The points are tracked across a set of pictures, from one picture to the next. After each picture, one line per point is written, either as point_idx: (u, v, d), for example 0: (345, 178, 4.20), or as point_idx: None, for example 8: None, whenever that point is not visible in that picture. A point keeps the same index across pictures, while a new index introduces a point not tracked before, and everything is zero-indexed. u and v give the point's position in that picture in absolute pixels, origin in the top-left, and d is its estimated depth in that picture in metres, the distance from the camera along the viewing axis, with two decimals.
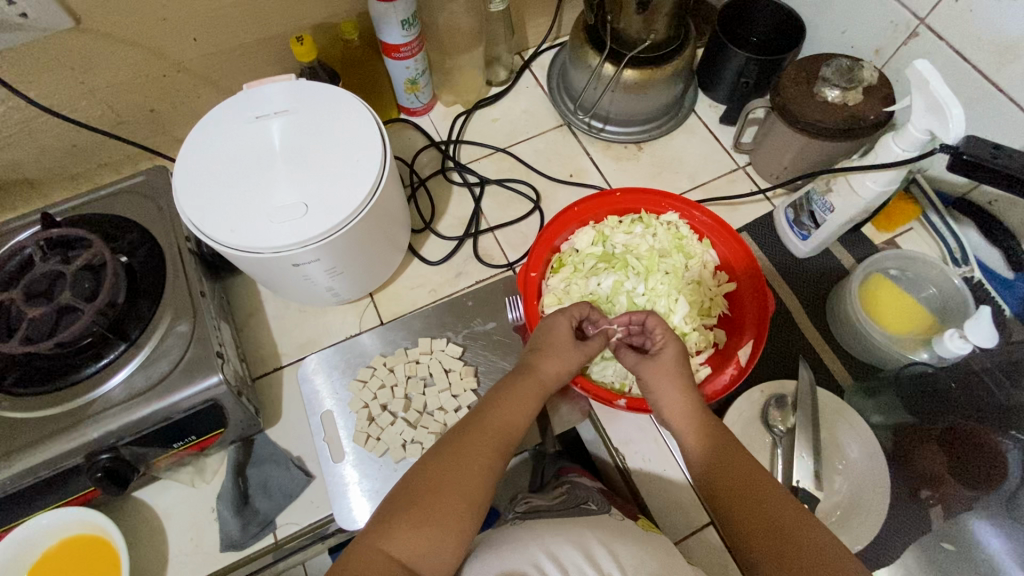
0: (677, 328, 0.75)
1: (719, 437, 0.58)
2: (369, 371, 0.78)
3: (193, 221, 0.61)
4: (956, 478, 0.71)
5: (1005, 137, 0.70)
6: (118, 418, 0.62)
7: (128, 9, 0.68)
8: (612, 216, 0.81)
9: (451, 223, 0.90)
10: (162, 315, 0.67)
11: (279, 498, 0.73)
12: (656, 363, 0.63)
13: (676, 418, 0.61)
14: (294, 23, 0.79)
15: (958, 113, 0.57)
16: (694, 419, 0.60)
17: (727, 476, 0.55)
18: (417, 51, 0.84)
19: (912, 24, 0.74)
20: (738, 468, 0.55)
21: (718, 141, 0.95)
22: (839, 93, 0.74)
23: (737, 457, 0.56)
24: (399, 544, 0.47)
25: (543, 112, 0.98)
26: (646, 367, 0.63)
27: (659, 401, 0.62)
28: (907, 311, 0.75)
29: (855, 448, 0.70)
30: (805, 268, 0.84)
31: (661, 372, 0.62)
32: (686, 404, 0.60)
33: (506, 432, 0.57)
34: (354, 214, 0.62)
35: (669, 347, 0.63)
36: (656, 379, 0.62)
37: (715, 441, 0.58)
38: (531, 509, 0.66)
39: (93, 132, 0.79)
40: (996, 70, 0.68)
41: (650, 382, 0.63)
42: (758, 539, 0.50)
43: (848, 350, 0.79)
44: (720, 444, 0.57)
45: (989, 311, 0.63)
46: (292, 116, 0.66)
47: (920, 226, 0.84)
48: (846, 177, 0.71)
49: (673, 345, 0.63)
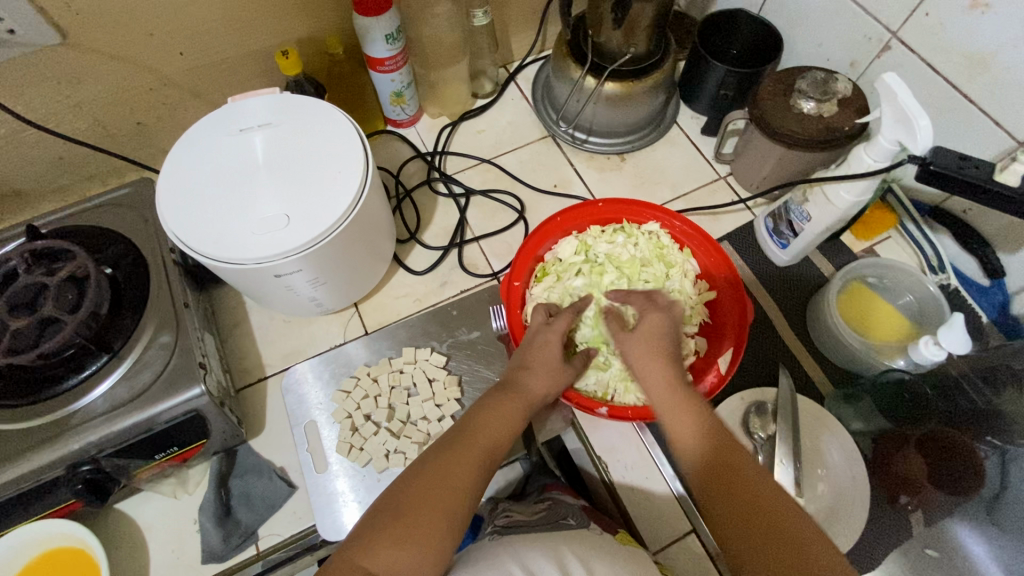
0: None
1: (710, 426, 0.57)
2: (352, 382, 0.78)
3: (176, 233, 0.61)
4: (935, 483, 0.71)
5: (978, 146, 0.72)
6: (100, 430, 0.62)
7: (113, 25, 0.69)
8: (594, 226, 0.82)
9: (436, 233, 0.90)
10: (145, 327, 0.67)
11: (262, 509, 0.73)
12: (636, 339, 0.65)
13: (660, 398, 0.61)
14: (280, 37, 0.81)
15: (925, 124, 0.58)
16: (685, 405, 0.59)
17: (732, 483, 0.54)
18: (402, 64, 0.85)
19: (884, 37, 0.76)
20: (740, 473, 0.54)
21: (699, 152, 0.96)
22: (814, 104, 0.76)
23: (734, 453, 0.55)
24: (379, 561, 0.47)
25: (529, 124, 0.99)
26: (632, 341, 0.66)
27: (646, 380, 0.63)
28: (883, 320, 0.76)
29: (835, 452, 0.71)
30: (786, 277, 0.85)
31: (639, 348, 0.65)
32: (666, 379, 0.62)
33: (492, 447, 0.58)
34: (336, 225, 0.62)
35: (651, 318, 0.67)
36: (638, 352, 0.65)
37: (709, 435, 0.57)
38: (511, 523, 0.68)
39: (79, 146, 0.80)
40: (966, 81, 0.69)
41: (633, 358, 0.65)
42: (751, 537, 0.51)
43: (828, 357, 0.79)
44: (717, 437, 0.56)
45: (962, 318, 0.64)
46: (274, 128, 0.67)
47: (897, 235, 0.85)
48: (821, 188, 0.72)
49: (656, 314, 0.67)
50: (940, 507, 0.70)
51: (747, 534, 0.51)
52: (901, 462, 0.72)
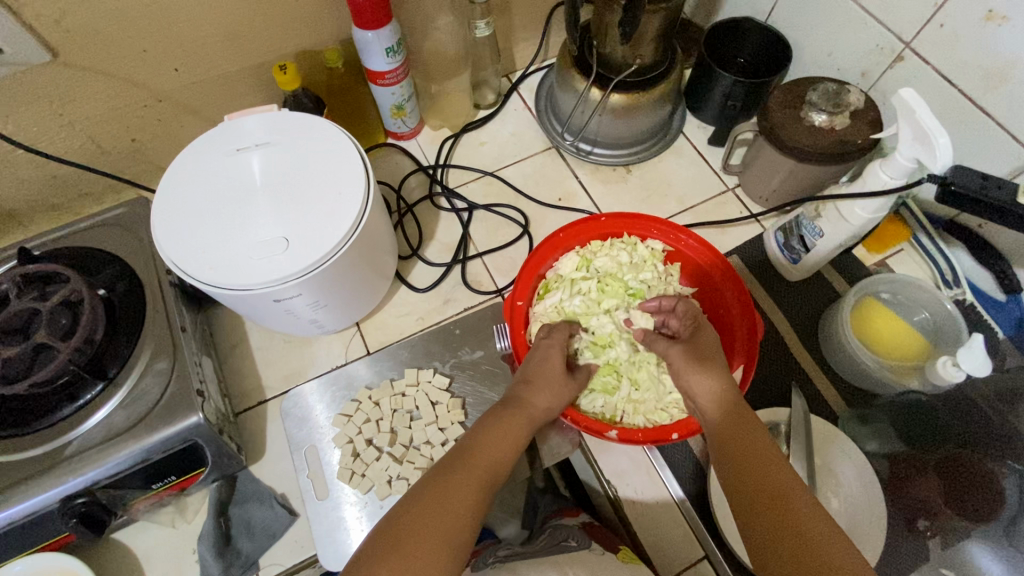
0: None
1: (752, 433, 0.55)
2: (354, 406, 0.76)
3: (171, 257, 0.60)
4: (951, 508, 0.69)
5: (994, 161, 0.70)
6: (95, 462, 0.60)
7: (107, 41, 0.67)
8: (594, 241, 0.80)
9: (438, 249, 0.89)
10: (140, 352, 0.65)
11: (263, 538, 0.71)
12: (684, 348, 0.63)
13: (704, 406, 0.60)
14: (278, 51, 0.79)
15: (944, 142, 0.56)
16: (726, 407, 0.58)
17: (757, 478, 0.52)
18: (402, 77, 0.83)
19: (897, 47, 0.74)
20: (769, 466, 0.53)
21: (706, 163, 0.95)
22: (826, 117, 0.74)
23: (769, 462, 0.53)
24: None
25: (532, 135, 0.97)
26: (678, 352, 0.64)
27: (695, 393, 0.61)
28: (903, 335, 0.73)
29: (850, 473, 0.69)
30: (796, 293, 0.83)
31: (686, 358, 0.62)
32: (715, 391, 0.59)
33: (492, 468, 0.56)
34: (337, 248, 0.61)
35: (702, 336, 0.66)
36: (684, 366, 0.62)
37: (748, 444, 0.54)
38: (512, 552, 0.66)
39: (72, 165, 0.77)
40: (983, 94, 0.67)
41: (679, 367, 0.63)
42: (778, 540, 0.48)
43: (842, 375, 0.77)
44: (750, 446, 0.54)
45: (982, 339, 0.61)
46: (271, 148, 0.65)
47: (910, 247, 0.83)
48: (835, 204, 0.70)
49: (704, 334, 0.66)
50: (959, 532, 0.68)
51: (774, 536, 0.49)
52: (918, 485, 0.70)
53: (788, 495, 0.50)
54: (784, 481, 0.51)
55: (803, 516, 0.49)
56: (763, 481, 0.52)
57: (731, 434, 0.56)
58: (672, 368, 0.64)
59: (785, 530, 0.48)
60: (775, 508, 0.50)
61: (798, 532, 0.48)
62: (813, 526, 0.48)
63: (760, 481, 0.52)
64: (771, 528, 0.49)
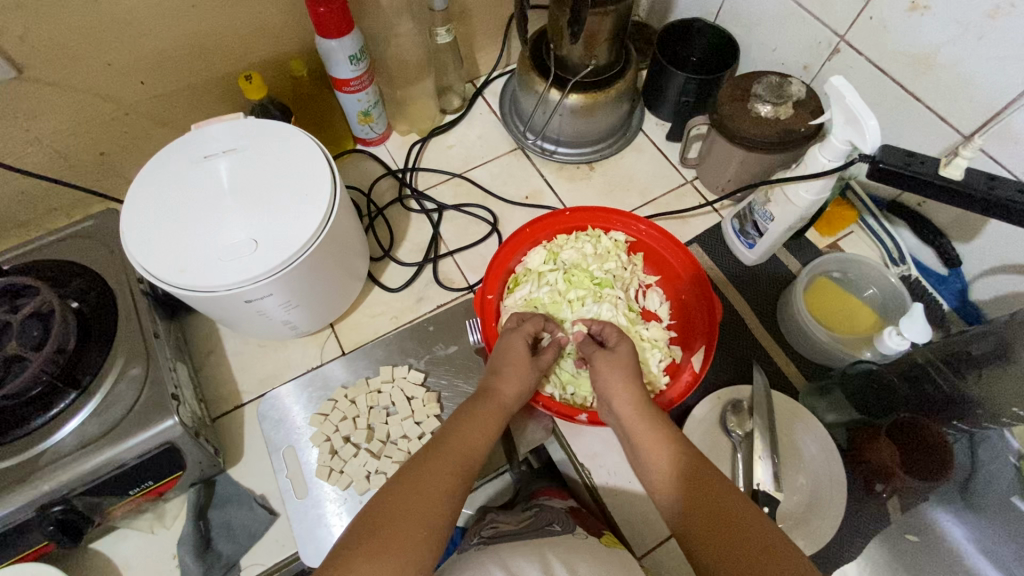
0: (647, 337, 0.78)
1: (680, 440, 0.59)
2: (330, 405, 0.78)
3: (140, 263, 0.61)
4: (907, 471, 0.72)
5: (925, 142, 0.75)
6: (70, 470, 0.60)
7: (72, 56, 0.68)
8: (560, 235, 0.83)
9: (410, 249, 0.91)
10: (114, 360, 0.66)
11: (243, 539, 0.72)
12: (609, 356, 0.68)
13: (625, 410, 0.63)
14: (244, 61, 0.81)
15: (872, 124, 0.60)
16: (647, 416, 0.61)
17: (688, 478, 0.55)
18: (367, 84, 0.85)
19: (833, 41, 0.79)
20: (698, 464, 0.56)
21: (666, 158, 0.99)
22: (771, 108, 0.78)
23: (696, 457, 0.57)
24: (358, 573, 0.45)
25: (497, 137, 1.01)
26: (603, 360, 0.68)
27: (615, 400, 0.64)
28: (849, 312, 0.79)
29: (811, 446, 0.72)
30: (755, 276, 0.87)
31: (615, 364, 0.67)
32: (631, 395, 0.63)
33: (466, 455, 0.58)
34: (306, 246, 0.62)
35: (623, 343, 0.69)
36: (608, 372, 0.66)
37: (677, 455, 0.57)
38: (497, 533, 0.68)
39: (40, 179, 0.78)
40: (911, 80, 0.72)
41: (603, 373, 0.67)
42: (710, 532, 0.51)
43: (800, 351, 0.81)
44: (683, 453, 0.57)
45: (921, 308, 0.66)
46: (239, 154, 0.67)
47: (859, 230, 0.88)
48: (781, 188, 0.75)
49: (626, 342, 0.70)
50: (916, 494, 0.72)
51: (709, 528, 0.51)
52: (876, 453, 0.72)
53: (715, 485, 0.54)
54: (710, 476, 0.54)
55: (728, 503, 0.52)
56: (693, 481, 0.54)
57: (653, 441, 0.59)
58: (597, 375, 0.67)
59: (719, 519, 0.51)
60: (708, 499, 0.53)
61: (728, 519, 0.51)
62: (746, 515, 0.51)
63: (694, 479, 0.54)
64: (705, 519, 0.52)
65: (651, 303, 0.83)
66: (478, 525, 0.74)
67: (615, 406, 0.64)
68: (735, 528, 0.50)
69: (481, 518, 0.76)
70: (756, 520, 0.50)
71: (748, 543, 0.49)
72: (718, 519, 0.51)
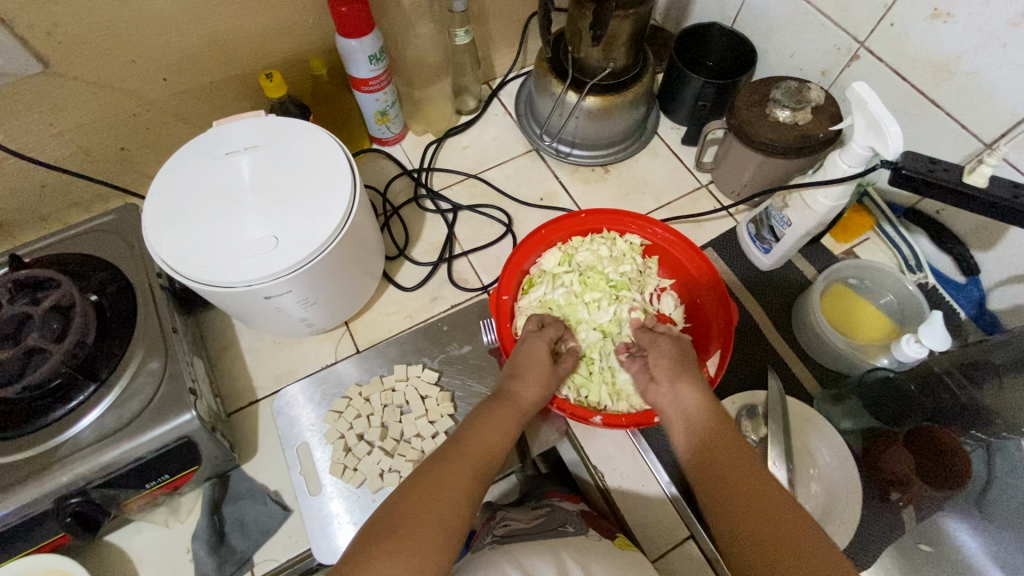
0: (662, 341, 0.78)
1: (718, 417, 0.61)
2: (344, 402, 0.78)
3: (162, 258, 0.61)
4: (922, 478, 0.71)
5: (946, 150, 0.74)
6: (90, 461, 0.61)
7: (96, 52, 0.69)
8: (575, 237, 0.83)
9: (425, 249, 0.91)
10: (133, 353, 0.67)
11: (257, 535, 0.72)
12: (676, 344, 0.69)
13: (687, 396, 0.63)
14: (265, 59, 0.81)
15: (894, 130, 0.61)
16: (697, 415, 0.61)
17: (716, 457, 0.57)
18: (386, 84, 0.86)
19: (853, 47, 0.79)
20: (735, 448, 0.57)
21: (680, 161, 0.99)
22: (789, 113, 0.78)
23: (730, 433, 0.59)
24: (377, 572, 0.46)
25: (512, 138, 1.01)
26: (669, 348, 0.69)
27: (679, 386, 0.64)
28: (866, 319, 0.79)
29: (826, 453, 0.72)
30: (771, 282, 0.87)
31: (680, 353, 0.68)
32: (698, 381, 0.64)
33: (483, 457, 0.58)
34: (326, 245, 0.63)
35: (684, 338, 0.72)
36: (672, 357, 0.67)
37: (717, 433, 0.59)
38: (511, 532, 0.68)
39: (62, 173, 0.79)
40: (932, 87, 0.72)
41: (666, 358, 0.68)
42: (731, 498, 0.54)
43: (816, 358, 0.81)
44: (717, 427, 0.60)
45: (941, 315, 0.66)
46: (260, 152, 0.67)
47: (875, 237, 0.88)
48: (799, 194, 0.74)
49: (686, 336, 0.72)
50: (930, 502, 0.71)
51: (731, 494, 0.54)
52: (892, 459, 0.71)
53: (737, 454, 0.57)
54: (736, 447, 0.57)
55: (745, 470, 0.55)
56: (721, 459, 0.57)
57: (705, 439, 0.59)
58: (660, 360, 0.68)
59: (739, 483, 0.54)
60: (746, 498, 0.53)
61: (747, 484, 0.54)
62: (782, 517, 0.51)
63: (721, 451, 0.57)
64: (739, 518, 0.52)
65: (665, 306, 0.82)
66: (491, 524, 0.73)
67: (682, 393, 0.63)
68: (770, 529, 0.50)
69: (490, 518, 0.76)
70: (794, 523, 0.50)
71: (778, 523, 0.50)
72: (739, 488, 0.54)
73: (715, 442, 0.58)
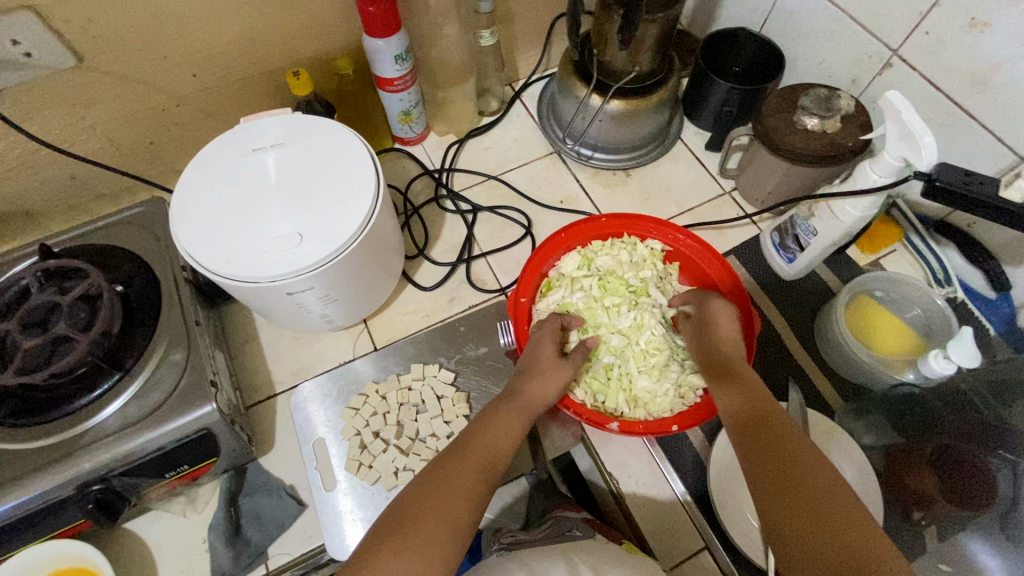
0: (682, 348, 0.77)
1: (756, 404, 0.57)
2: (361, 399, 0.78)
3: (189, 252, 0.62)
4: (946, 496, 0.68)
5: (979, 161, 0.73)
6: (113, 449, 0.62)
7: (129, 48, 0.70)
8: (595, 241, 0.82)
9: (444, 249, 0.91)
10: (157, 344, 0.67)
11: (272, 528, 0.73)
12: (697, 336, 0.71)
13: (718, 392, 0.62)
14: (292, 57, 0.82)
15: (929, 141, 0.59)
16: (746, 408, 0.57)
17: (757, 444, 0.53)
18: (410, 84, 0.86)
19: (885, 55, 0.77)
20: (770, 434, 0.53)
21: (704, 167, 0.98)
22: (817, 121, 0.77)
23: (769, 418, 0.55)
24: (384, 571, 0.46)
25: (534, 140, 1.01)
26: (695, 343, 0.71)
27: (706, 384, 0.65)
28: (895, 332, 0.77)
29: (848, 468, 0.70)
30: (793, 292, 0.86)
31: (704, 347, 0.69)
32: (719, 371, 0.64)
33: (491, 456, 0.58)
34: (348, 244, 0.63)
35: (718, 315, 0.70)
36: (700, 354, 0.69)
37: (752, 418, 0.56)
38: (517, 542, 0.68)
39: (92, 165, 0.80)
40: (967, 98, 0.70)
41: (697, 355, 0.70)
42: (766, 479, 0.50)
43: (838, 371, 0.80)
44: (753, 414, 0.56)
45: (970, 331, 0.64)
46: (286, 148, 0.68)
47: (902, 248, 0.86)
48: (826, 203, 0.73)
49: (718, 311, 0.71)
50: (954, 523, 0.69)
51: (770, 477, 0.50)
52: (913, 477, 0.70)
53: (779, 440, 0.52)
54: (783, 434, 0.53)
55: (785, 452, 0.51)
56: (760, 446, 0.52)
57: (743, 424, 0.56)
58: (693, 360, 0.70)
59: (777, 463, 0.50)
60: (801, 497, 0.46)
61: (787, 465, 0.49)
62: (828, 499, 0.45)
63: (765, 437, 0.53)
64: (788, 514, 0.46)
65: None
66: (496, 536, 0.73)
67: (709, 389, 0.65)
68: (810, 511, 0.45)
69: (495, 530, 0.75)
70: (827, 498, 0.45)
71: (815, 501, 0.45)
72: (774, 468, 0.50)
73: (765, 437, 0.53)
